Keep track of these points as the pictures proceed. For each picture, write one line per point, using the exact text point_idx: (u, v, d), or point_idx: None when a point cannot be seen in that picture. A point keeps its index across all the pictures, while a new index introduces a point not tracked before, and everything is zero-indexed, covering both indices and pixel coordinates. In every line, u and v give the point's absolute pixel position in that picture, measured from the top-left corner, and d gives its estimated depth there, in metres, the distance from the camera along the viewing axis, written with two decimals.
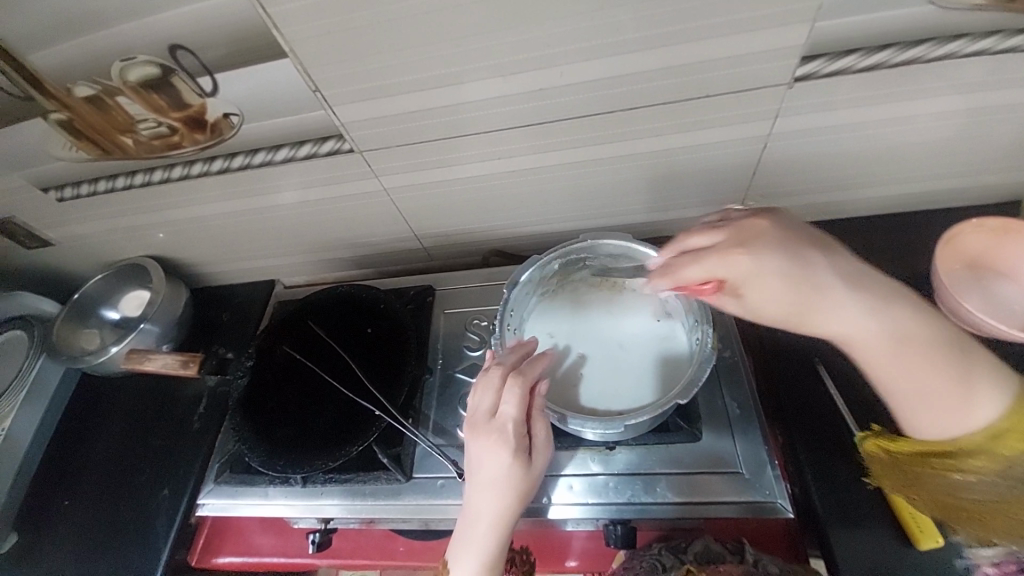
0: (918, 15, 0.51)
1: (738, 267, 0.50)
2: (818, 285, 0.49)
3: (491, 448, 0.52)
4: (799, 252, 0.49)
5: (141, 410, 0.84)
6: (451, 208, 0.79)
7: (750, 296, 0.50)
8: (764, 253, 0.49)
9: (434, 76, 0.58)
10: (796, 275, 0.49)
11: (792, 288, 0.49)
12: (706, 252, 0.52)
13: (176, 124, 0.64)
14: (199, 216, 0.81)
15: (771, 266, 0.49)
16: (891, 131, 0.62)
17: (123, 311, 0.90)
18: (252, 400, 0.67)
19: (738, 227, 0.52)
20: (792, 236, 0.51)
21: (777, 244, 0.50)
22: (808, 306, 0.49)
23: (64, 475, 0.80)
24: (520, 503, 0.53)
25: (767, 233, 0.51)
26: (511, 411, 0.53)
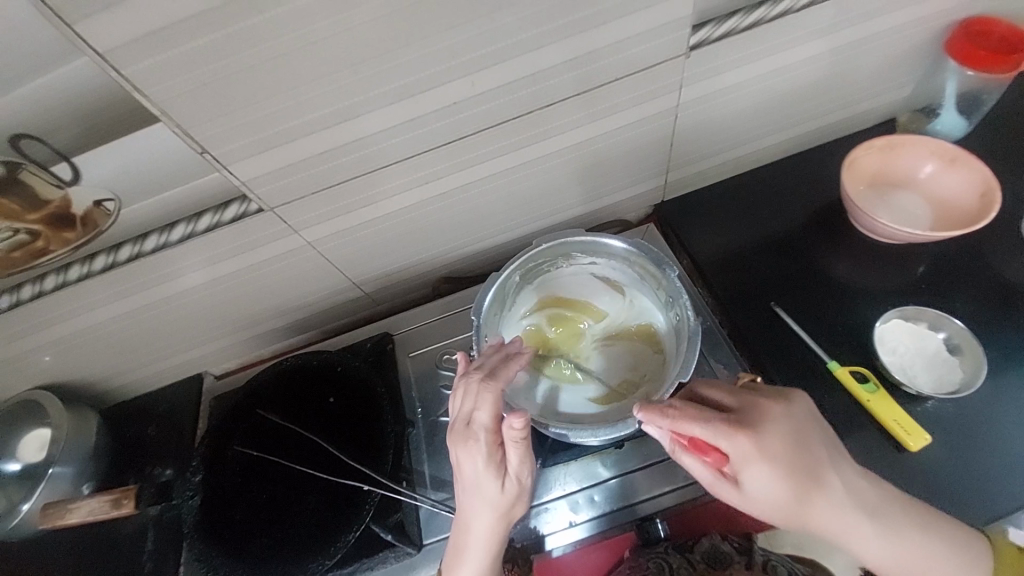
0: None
1: (747, 453, 0.45)
2: (813, 472, 0.47)
3: (466, 457, 0.48)
4: (801, 441, 0.47)
5: (69, 571, 0.69)
6: (387, 246, 0.74)
7: (750, 482, 0.46)
8: (770, 443, 0.45)
9: (337, 112, 0.54)
10: (789, 469, 0.46)
11: (789, 478, 0.45)
12: (720, 422, 0.46)
13: (36, 227, 0.53)
14: (92, 326, 0.68)
15: (767, 460, 0.45)
16: (780, 79, 0.67)
17: (24, 458, 0.71)
18: (213, 518, 0.57)
19: (744, 408, 0.48)
20: (795, 422, 0.47)
21: (786, 436, 0.46)
22: (792, 494, 0.46)
23: None
24: (505, 511, 0.50)
25: (785, 426, 0.47)
26: (484, 418, 0.47)
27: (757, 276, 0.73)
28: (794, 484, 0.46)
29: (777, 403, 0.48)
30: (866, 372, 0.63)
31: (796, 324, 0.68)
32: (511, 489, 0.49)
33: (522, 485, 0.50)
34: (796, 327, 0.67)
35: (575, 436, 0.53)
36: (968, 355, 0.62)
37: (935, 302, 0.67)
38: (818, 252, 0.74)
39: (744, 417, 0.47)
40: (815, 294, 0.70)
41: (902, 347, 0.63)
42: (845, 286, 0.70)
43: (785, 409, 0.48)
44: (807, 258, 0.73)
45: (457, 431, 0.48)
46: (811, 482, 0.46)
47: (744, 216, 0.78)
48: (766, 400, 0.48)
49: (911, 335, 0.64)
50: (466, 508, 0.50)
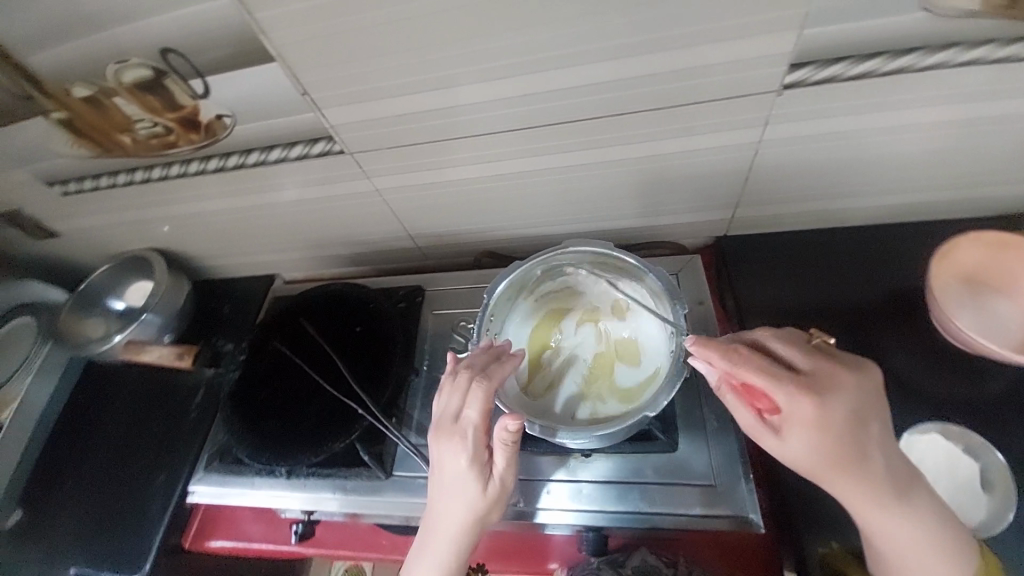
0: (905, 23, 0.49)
1: (801, 408, 0.45)
2: (868, 447, 0.45)
3: (450, 453, 0.52)
4: (864, 413, 0.45)
5: (143, 398, 0.88)
6: (442, 209, 0.79)
7: (793, 434, 0.45)
8: (833, 405, 0.45)
9: (420, 81, 0.59)
10: (843, 436, 0.44)
11: (837, 444, 0.44)
12: (784, 377, 0.46)
13: (172, 124, 0.65)
14: (198, 212, 0.83)
15: (825, 418, 0.44)
16: (888, 140, 0.60)
17: (128, 301, 0.92)
18: (243, 392, 0.69)
19: (817, 369, 0.47)
20: (865, 395, 0.46)
21: (851, 405, 0.45)
22: (836, 462, 0.44)
23: (68, 457, 0.84)
24: (479, 516, 0.53)
25: (852, 393, 0.46)
26: (472, 414, 0.52)
27: None
28: (839, 453, 0.44)
29: (853, 373, 0.47)
30: None
31: None
32: (492, 492, 0.52)
33: (501, 493, 0.53)
34: None
35: (560, 438, 0.54)
36: (999, 495, 0.55)
37: (988, 430, 0.59)
38: (873, 335, 0.68)
39: (813, 378, 0.46)
40: None
41: (930, 463, 0.57)
42: (891, 380, 0.64)
43: (858, 381, 0.46)
44: (858, 337, 0.68)
45: (446, 426, 0.53)
46: (861, 457, 0.44)
47: (804, 275, 0.74)
48: (840, 368, 0.47)
49: (944, 455, 0.57)
50: (443, 506, 0.53)
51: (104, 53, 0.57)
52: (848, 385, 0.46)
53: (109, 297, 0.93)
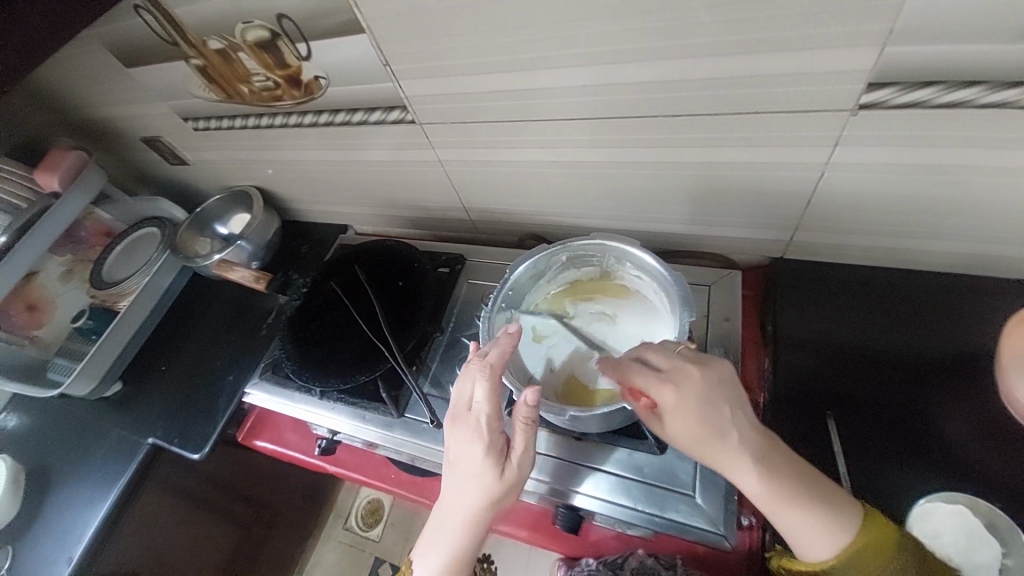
0: (1012, 54, 0.42)
1: (666, 398, 0.49)
2: (725, 430, 0.48)
3: (465, 440, 0.56)
4: (717, 399, 0.48)
5: (229, 310, 1.04)
6: (496, 187, 0.84)
7: (673, 426, 0.49)
8: (689, 392, 0.49)
9: (488, 63, 0.63)
10: (707, 422, 0.47)
11: (703, 427, 0.47)
12: (652, 372, 0.51)
13: (280, 80, 0.75)
14: (292, 159, 0.95)
15: (687, 405, 0.48)
16: (988, 183, 0.53)
17: (230, 227, 1.09)
18: (298, 318, 0.80)
19: (671, 365, 0.51)
20: (714, 384, 0.49)
21: (705, 393, 0.48)
22: (708, 449, 0.48)
23: (167, 348, 1.03)
24: (494, 502, 0.56)
25: (704, 384, 0.49)
26: (484, 402, 0.56)
27: (828, 375, 0.65)
28: (707, 437, 0.47)
29: (701, 365, 0.50)
30: None
31: (838, 443, 0.60)
32: (507, 479, 0.55)
33: (516, 479, 0.56)
34: (835, 444, 0.59)
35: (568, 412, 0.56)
36: None
37: None
38: (920, 391, 0.61)
39: (672, 375, 0.50)
40: (883, 427, 0.60)
41: (946, 538, 0.51)
42: (932, 438, 0.58)
43: (707, 372, 0.50)
44: (904, 387, 0.62)
45: (460, 415, 0.57)
46: (721, 441, 0.47)
47: (854, 313, 0.68)
48: (691, 362, 0.51)
49: (965, 532, 0.51)
50: (460, 494, 0.56)
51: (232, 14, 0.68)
52: (699, 377, 0.49)
53: (216, 221, 1.10)
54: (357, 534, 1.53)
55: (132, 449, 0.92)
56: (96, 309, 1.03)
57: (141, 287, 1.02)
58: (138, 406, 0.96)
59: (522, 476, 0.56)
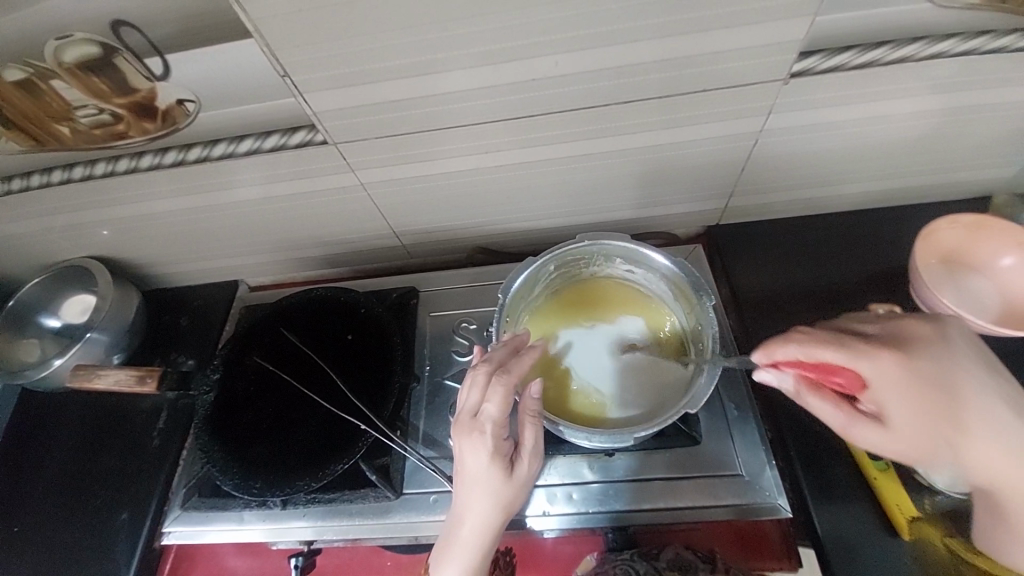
0: (914, 13, 0.52)
1: (890, 375, 0.45)
2: (981, 413, 0.45)
3: (471, 450, 0.48)
4: (957, 370, 0.46)
5: (93, 427, 0.77)
6: (432, 205, 0.75)
7: (897, 407, 0.45)
8: (919, 370, 0.45)
9: (419, 63, 0.54)
10: (940, 390, 0.45)
11: (939, 408, 0.45)
12: (864, 351, 0.46)
13: (121, 111, 0.55)
14: (151, 213, 0.73)
15: (922, 385, 0.45)
16: (878, 129, 0.63)
17: (66, 318, 0.81)
18: (221, 416, 0.61)
19: (884, 333, 0.48)
20: (953, 348, 0.47)
21: (933, 362, 0.45)
22: (959, 424, 0.45)
23: (4, 505, 0.72)
24: (506, 510, 0.50)
25: (946, 355, 0.46)
26: (492, 411, 0.48)
27: (792, 324, 0.71)
28: (934, 408, 0.45)
29: (930, 325, 0.48)
30: None
31: None
32: (516, 485, 0.50)
33: (526, 482, 0.50)
34: None
35: (566, 432, 0.52)
36: None
37: None
38: None
39: (887, 340, 0.48)
40: None
41: None
42: None
43: (939, 333, 0.47)
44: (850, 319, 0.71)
45: (463, 422, 0.49)
46: (974, 428, 0.44)
47: (794, 260, 0.76)
48: (913, 322, 0.49)
49: None
50: (468, 506, 0.49)
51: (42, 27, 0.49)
52: (926, 339, 0.47)
53: (40, 313, 0.81)
54: None
55: None
56: None
57: None
58: None
59: (532, 477, 0.51)
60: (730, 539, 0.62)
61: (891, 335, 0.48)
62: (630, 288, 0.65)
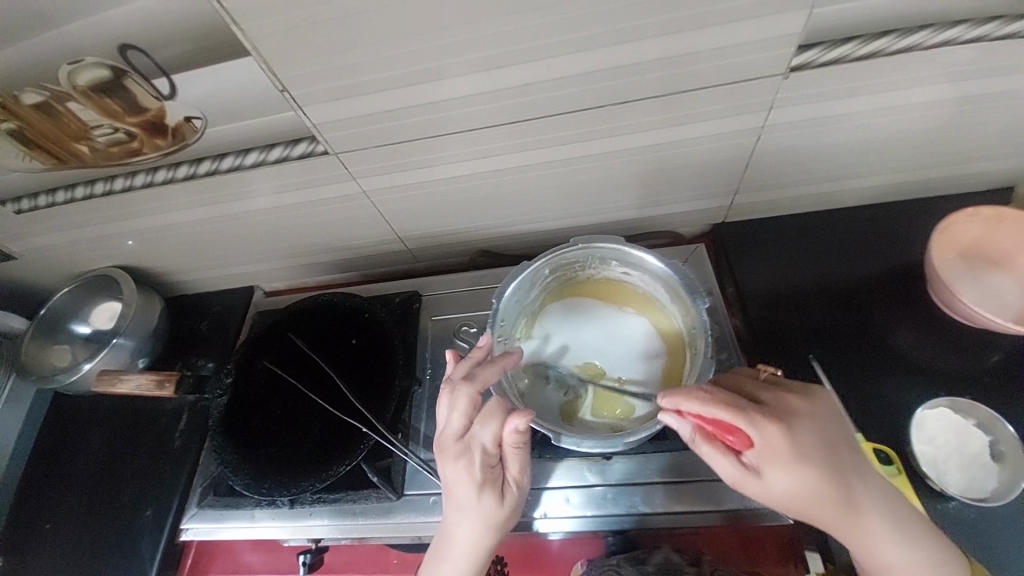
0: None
1: (772, 440, 0.45)
2: (845, 474, 0.46)
3: (459, 476, 0.50)
4: (829, 436, 0.46)
5: (120, 428, 0.81)
6: (434, 210, 0.76)
7: (776, 475, 0.45)
8: (799, 437, 0.45)
9: (412, 72, 0.55)
10: (816, 461, 0.45)
11: (813, 473, 0.44)
12: (752, 412, 0.46)
13: (134, 129, 0.58)
14: (168, 224, 0.77)
15: (797, 451, 0.45)
16: (888, 121, 0.60)
17: (95, 324, 0.85)
18: (233, 419, 0.64)
19: (771, 402, 0.47)
20: (824, 421, 0.47)
21: (811, 429, 0.46)
22: (827, 496, 0.45)
23: (42, 501, 0.78)
24: (496, 533, 0.52)
25: (819, 420, 0.47)
26: (482, 441, 0.50)
27: (800, 323, 0.69)
28: (811, 480, 0.44)
29: (802, 399, 0.48)
30: (891, 454, 0.58)
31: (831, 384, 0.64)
32: (507, 510, 0.52)
33: (516, 505, 0.53)
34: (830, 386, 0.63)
35: (565, 442, 0.53)
36: (1012, 466, 0.56)
37: (986, 399, 0.61)
38: (875, 314, 0.68)
39: (774, 409, 0.47)
40: (857, 358, 0.66)
41: (941, 439, 0.58)
42: (895, 356, 0.65)
43: (813, 407, 0.47)
44: (861, 317, 0.68)
45: (450, 449, 0.51)
46: (841, 493, 0.45)
47: (803, 259, 0.74)
48: (790, 395, 0.48)
49: (954, 430, 0.58)
50: (459, 528, 0.51)
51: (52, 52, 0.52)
52: (800, 407, 0.47)
53: (71, 321, 0.86)
54: None
55: None
56: None
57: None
58: None
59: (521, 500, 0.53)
60: (735, 546, 0.61)
61: (773, 400, 0.48)
62: (627, 290, 0.64)
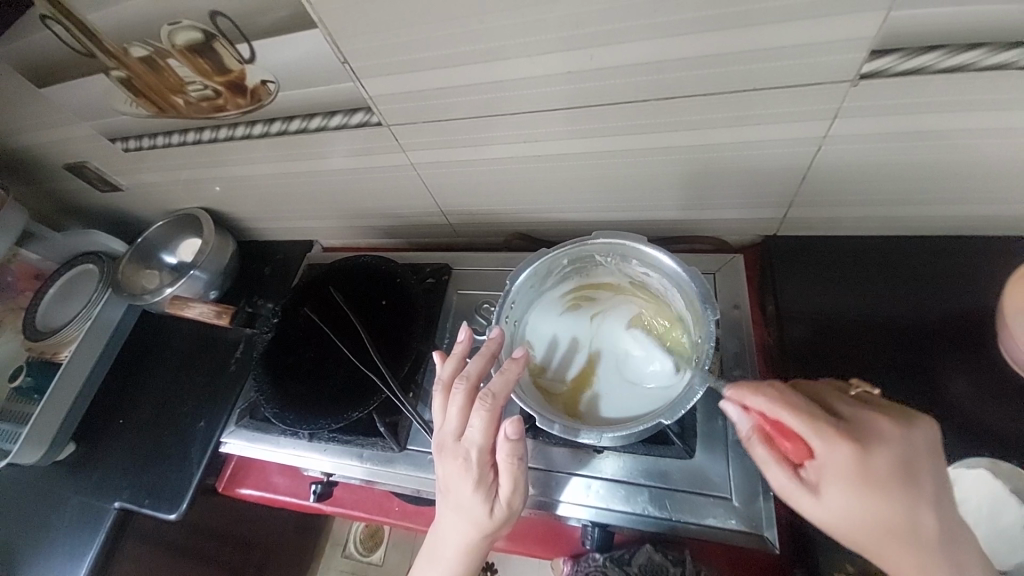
0: None
1: (836, 456, 0.42)
2: (913, 512, 0.41)
3: (455, 474, 0.52)
4: (909, 469, 0.42)
5: (188, 348, 0.95)
6: (476, 189, 0.79)
7: (831, 485, 0.43)
8: (873, 462, 0.41)
9: (461, 52, 0.56)
10: (885, 492, 0.41)
11: (872, 498, 0.41)
12: (826, 423, 0.43)
13: (220, 87, 0.67)
14: (244, 175, 0.86)
15: (866, 474, 0.41)
16: (979, 144, 0.54)
17: (180, 256, 0.99)
18: (272, 353, 0.72)
19: (856, 419, 0.44)
20: (915, 452, 0.43)
21: (891, 460, 0.42)
22: (879, 521, 0.41)
23: (124, 398, 0.93)
24: (489, 534, 0.54)
25: (909, 456, 0.42)
26: (474, 437, 0.51)
27: (835, 351, 0.65)
28: (870, 511, 0.41)
29: (898, 425, 0.43)
30: None
31: None
32: (501, 513, 0.53)
33: (510, 511, 0.53)
34: None
35: (581, 436, 0.53)
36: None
37: None
38: (927, 357, 0.62)
39: (852, 426, 0.43)
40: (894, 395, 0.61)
41: (972, 501, 0.53)
42: (940, 402, 0.59)
43: (910, 442, 0.43)
44: (909, 357, 0.63)
45: (449, 445, 0.53)
46: (906, 524, 0.41)
47: (852, 285, 0.69)
48: (884, 418, 0.44)
49: (988, 497, 0.53)
50: (453, 525, 0.54)
51: (156, 13, 0.59)
52: (898, 437, 0.43)
53: (161, 250, 1.00)
54: (358, 561, 1.46)
55: (96, 516, 0.83)
56: (35, 364, 0.94)
57: (85, 331, 0.93)
58: (97, 466, 0.87)
59: (518, 506, 0.54)
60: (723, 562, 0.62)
61: (862, 424, 0.44)
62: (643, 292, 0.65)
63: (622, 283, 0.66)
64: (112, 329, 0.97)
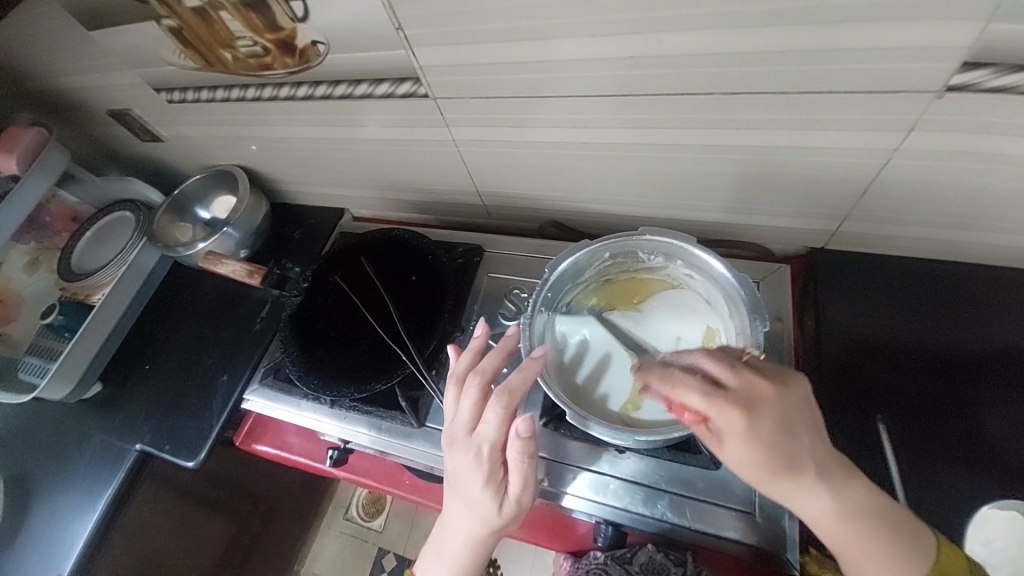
0: None
1: (727, 420, 0.43)
2: (799, 457, 0.43)
3: (466, 467, 0.52)
4: (792, 421, 0.43)
5: (215, 304, 0.96)
6: (515, 171, 0.77)
7: (732, 448, 0.44)
8: (763, 423, 0.43)
9: (519, 28, 0.53)
10: (775, 448, 0.43)
11: (768, 454, 0.43)
12: (715, 391, 0.44)
13: (269, 45, 0.66)
14: (283, 137, 0.86)
15: (761, 436, 0.43)
16: None
17: (213, 211, 1.00)
18: (301, 318, 0.72)
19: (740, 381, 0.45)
20: (793, 404, 0.44)
21: (777, 417, 0.43)
22: (777, 473, 0.43)
23: (150, 345, 0.96)
24: (496, 530, 0.54)
25: (790, 409, 0.44)
26: (487, 431, 0.51)
27: (874, 373, 0.63)
28: (768, 466, 0.43)
29: (773, 382, 0.45)
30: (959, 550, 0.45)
31: (890, 446, 0.58)
32: (509, 511, 0.53)
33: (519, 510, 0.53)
34: (886, 443, 0.58)
35: (595, 430, 0.53)
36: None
37: None
38: (972, 391, 0.59)
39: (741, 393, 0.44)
40: (931, 425, 0.59)
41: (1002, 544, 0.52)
42: (980, 439, 0.57)
43: (784, 392, 0.44)
44: (952, 388, 0.60)
45: (461, 439, 0.53)
46: (797, 470, 0.43)
47: (900, 307, 0.66)
48: (765, 378, 0.45)
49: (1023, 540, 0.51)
50: (460, 518, 0.54)
51: None
52: (775, 394, 0.44)
53: (196, 204, 1.01)
54: (358, 524, 1.50)
55: (118, 456, 0.86)
56: (68, 304, 0.97)
57: (118, 276, 0.95)
58: (121, 408, 0.90)
59: (527, 506, 0.53)
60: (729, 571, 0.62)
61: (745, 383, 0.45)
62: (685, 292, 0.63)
63: (664, 280, 0.65)
64: (144, 278, 0.99)
